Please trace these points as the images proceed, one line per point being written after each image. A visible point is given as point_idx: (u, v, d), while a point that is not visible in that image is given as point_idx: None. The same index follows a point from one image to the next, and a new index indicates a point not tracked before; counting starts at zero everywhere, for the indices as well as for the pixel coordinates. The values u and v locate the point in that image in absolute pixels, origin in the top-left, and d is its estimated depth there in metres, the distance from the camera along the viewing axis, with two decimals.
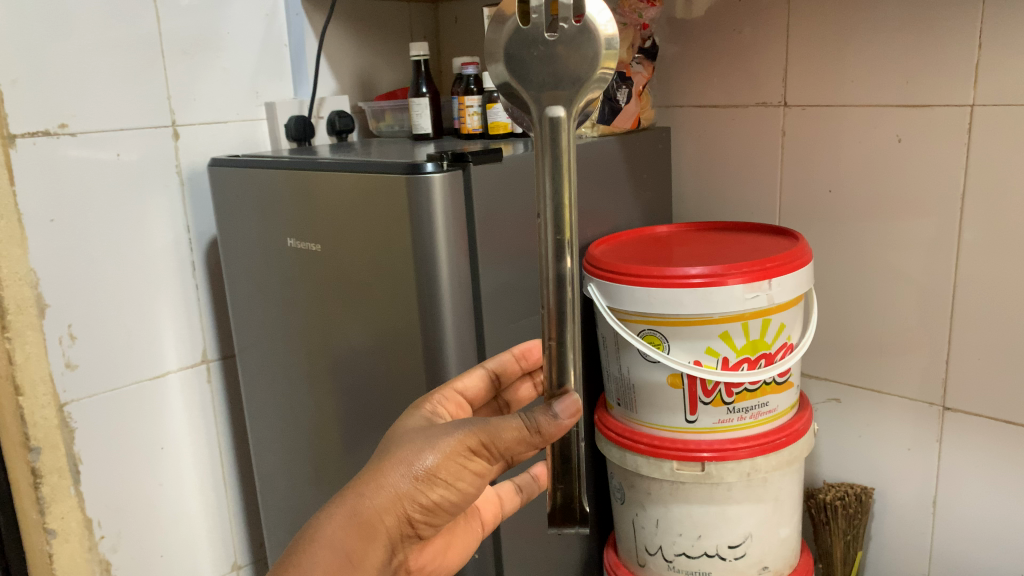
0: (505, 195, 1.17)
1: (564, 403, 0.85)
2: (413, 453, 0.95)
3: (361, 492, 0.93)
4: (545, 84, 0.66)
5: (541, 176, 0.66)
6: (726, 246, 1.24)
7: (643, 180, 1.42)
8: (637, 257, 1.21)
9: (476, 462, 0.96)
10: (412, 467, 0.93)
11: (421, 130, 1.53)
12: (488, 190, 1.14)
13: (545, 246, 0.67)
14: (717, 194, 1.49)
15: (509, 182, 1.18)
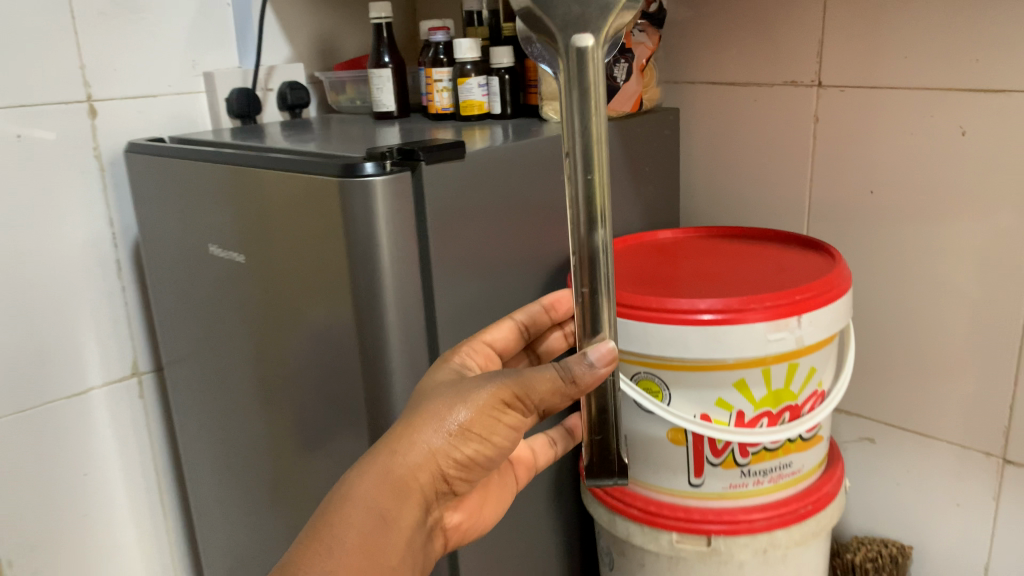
0: (468, 201, 0.94)
1: (597, 350, 0.67)
2: (438, 409, 0.69)
3: (389, 452, 0.67)
4: (570, 13, 0.57)
5: (567, 112, 0.60)
6: (743, 263, 1.01)
7: (646, 174, 1.18)
8: (632, 277, 0.98)
9: (512, 420, 0.70)
10: (441, 423, 0.68)
11: (384, 108, 1.29)
12: (446, 196, 0.91)
13: (575, 191, 0.62)
14: (733, 189, 1.26)
15: (473, 184, 0.95)
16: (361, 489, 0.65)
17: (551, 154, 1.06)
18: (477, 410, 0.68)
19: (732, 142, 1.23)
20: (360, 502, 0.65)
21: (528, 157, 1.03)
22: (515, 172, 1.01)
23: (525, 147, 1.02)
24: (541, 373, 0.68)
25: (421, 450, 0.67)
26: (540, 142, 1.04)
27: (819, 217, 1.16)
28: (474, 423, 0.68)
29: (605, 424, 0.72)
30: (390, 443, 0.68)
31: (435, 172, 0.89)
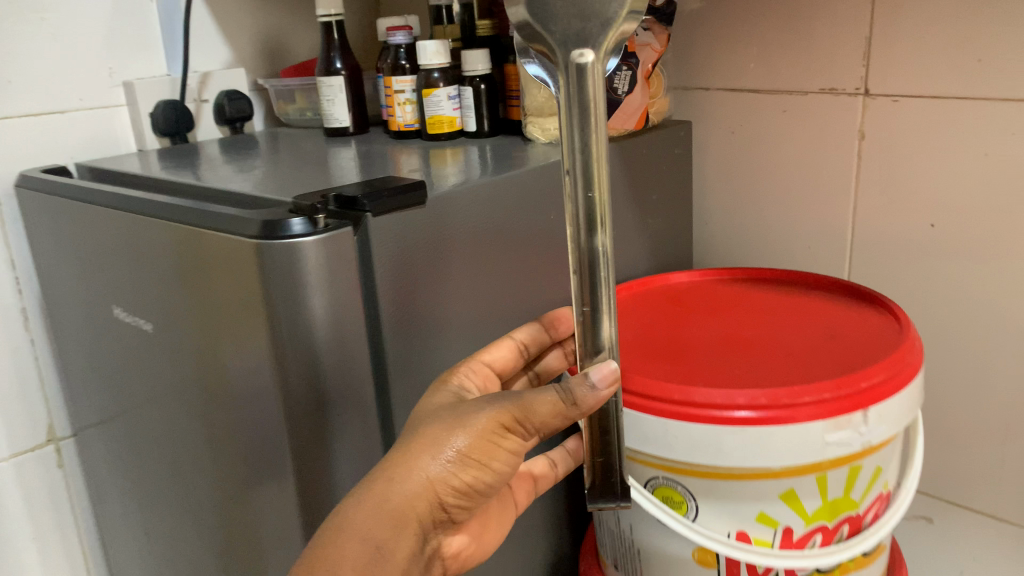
0: (431, 258, 0.73)
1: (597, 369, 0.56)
2: (437, 427, 0.59)
3: (382, 474, 0.57)
4: (572, 24, 0.46)
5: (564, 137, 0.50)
6: (781, 325, 0.80)
7: (654, 202, 0.97)
8: (643, 347, 0.77)
9: (514, 443, 0.59)
10: (437, 447, 0.57)
11: (336, 123, 1.07)
12: (401, 256, 0.70)
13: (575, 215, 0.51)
14: (755, 217, 1.05)
15: (438, 235, 0.73)
16: (349, 516, 0.55)
17: (539, 188, 0.85)
18: (478, 431, 0.58)
19: (754, 161, 1.03)
20: (349, 532, 0.55)
21: (510, 193, 0.81)
22: (493, 214, 0.79)
23: (506, 182, 0.80)
24: (542, 395, 0.57)
25: (416, 475, 0.56)
26: (524, 173, 0.83)
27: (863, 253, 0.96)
28: (476, 446, 0.58)
29: (608, 438, 0.60)
30: (382, 467, 0.57)
31: (386, 224, 0.68)
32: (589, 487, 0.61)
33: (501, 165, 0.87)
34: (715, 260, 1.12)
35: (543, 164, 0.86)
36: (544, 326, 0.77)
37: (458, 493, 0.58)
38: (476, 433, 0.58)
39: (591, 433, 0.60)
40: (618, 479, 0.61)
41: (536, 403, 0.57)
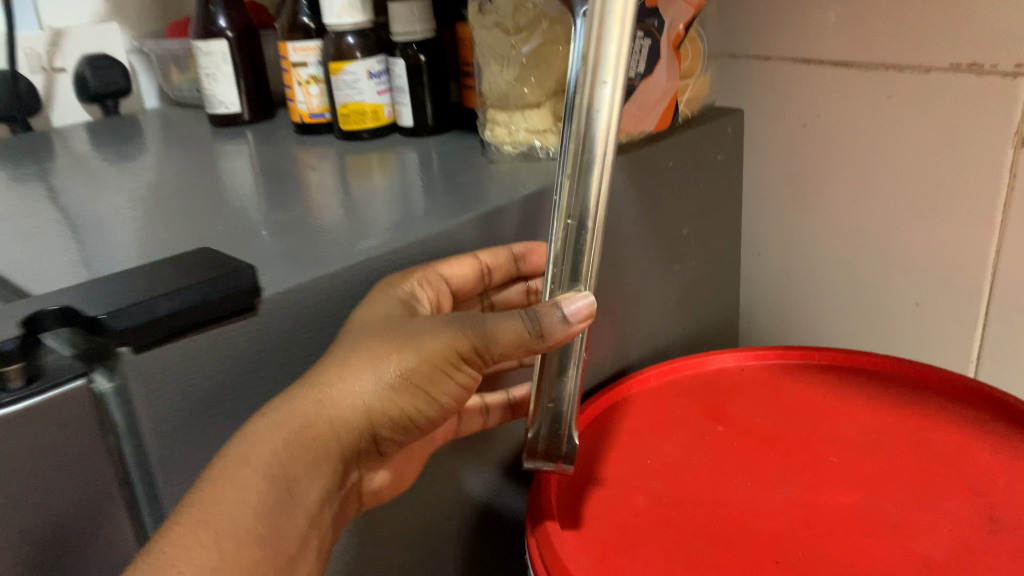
0: (275, 399, 0.41)
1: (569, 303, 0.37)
2: (381, 329, 0.40)
3: (303, 382, 0.39)
4: None
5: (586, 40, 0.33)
6: (895, 487, 0.47)
7: (684, 237, 0.64)
8: (660, 532, 0.45)
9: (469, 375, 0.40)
10: (377, 363, 0.39)
11: (226, 107, 0.75)
12: (205, 410, 0.38)
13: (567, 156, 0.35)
14: (831, 253, 0.71)
15: (284, 360, 0.41)
16: (248, 434, 0.36)
17: (489, 242, 0.52)
18: (428, 351, 0.39)
19: (835, 171, 0.68)
20: (245, 455, 0.36)
21: (435, 261, 0.48)
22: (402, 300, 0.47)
23: (427, 243, 0.47)
24: (512, 315, 0.38)
25: (344, 398, 0.38)
26: (462, 223, 0.49)
27: (1003, 340, 0.61)
28: (424, 369, 0.39)
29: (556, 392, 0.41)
30: (306, 373, 0.39)
31: (163, 370, 0.36)
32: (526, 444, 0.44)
33: (429, 199, 0.54)
34: (765, 303, 0.78)
35: (501, 199, 0.52)
36: (514, 252, 0.52)
37: (393, 421, 0.41)
38: (424, 355, 0.39)
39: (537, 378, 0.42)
40: (565, 436, 0.43)
41: (499, 329, 0.38)
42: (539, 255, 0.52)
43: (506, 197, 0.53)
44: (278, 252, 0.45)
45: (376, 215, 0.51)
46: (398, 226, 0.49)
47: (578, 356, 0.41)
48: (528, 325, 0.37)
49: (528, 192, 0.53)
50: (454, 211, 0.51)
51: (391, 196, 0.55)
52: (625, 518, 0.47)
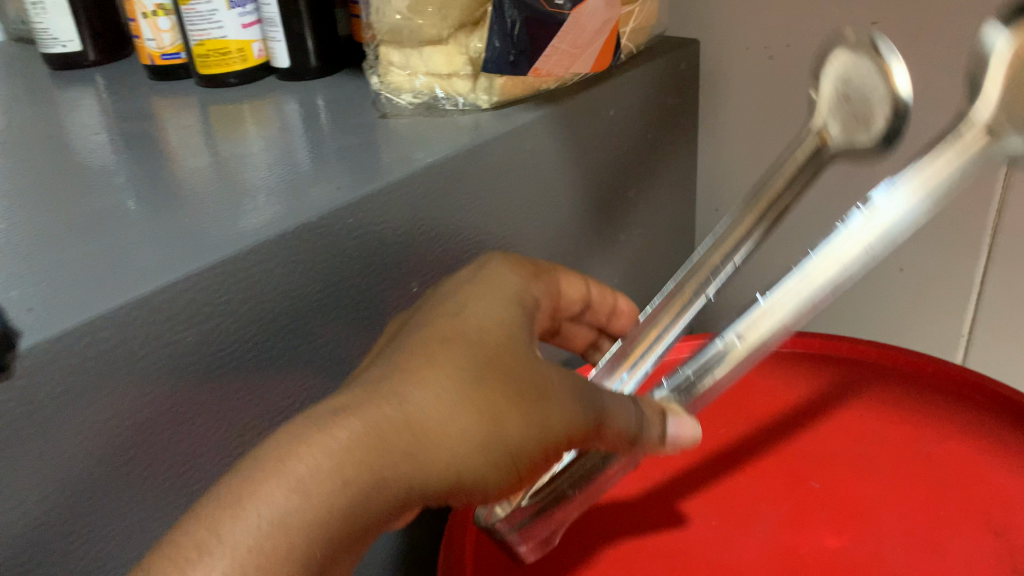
0: (86, 506, 0.29)
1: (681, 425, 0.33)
2: (504, 336, 0.29)
3: (389, 377, 0.27)
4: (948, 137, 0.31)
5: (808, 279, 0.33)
6: (893, 523, 0.38)
7: (630, 200, 0.54)
8: None
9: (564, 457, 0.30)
10: (494, 424, 0.27)
11: (63, 45, 0.61)
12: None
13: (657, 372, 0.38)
14: (795, 218, 0.61)
15: (116, 427, 0.28)
16: (339, 427, 0.25)
17: (410, 217, 0.39)
18: (554, 427, 0.28)
19: (796, 127, 0.58)
20: (328, 451, 0.25)
21: (326, 253, 0.35)
22: (287, 310, 0.34)
23: (314, 229, 0.34)
24: (629, 405, 0.32)
25: (435, 464, 0.26)
26: (373, 196, 0.36)
27: (999, 315, 0.54)
28: (538, 453, 0.28)
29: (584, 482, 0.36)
30: (364, 386, 0.27)
31: None
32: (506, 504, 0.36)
33: (330, 161, 0.40)
34: (721, 268, 0.69)
35: (421, 160, 0.39)
36: (619, 304, 0.44)
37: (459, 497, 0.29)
38: (541, 431, 0.28)
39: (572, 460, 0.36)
40: (552, 518, 0.36)
41: (615, 412, 0.31)
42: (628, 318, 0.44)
43: (422, 158, 0.40)
44: (134, 244, 0.32)
45: (254, 185, 0.38)
46: (293, 200, 0.35)
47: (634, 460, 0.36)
48: (639, 425, 0.32)
49: (451, 154, 0.40)
50: (361, 179, 0.37)
51: (270, 155, 0.42)
52: None
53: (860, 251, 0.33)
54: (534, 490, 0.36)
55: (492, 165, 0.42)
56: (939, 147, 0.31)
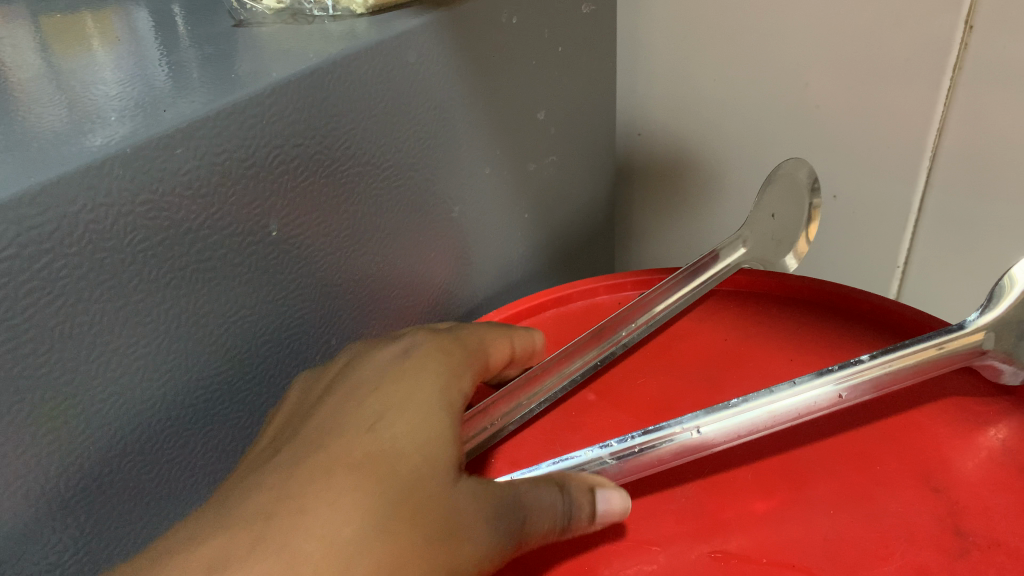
0: None
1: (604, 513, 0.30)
2: (419, 450, 0.29)
3: (292, 498, 0.27)
4: (955, 337, 0.36)
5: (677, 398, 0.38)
6: (826, 483, 0.34)
7: (540, 124, 0.48)
8: None
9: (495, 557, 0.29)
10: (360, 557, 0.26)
11: None
12: None
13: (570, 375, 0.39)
14: (722, 145, 0.56)
15: None
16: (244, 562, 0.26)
17: (264, 142, 0.32)
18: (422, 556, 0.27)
19: (720, 42, 0.52)
20: None
21: (145, 193, 0.28)
22: (99, 267, 0.27)
23: (131, 161, 0.27)
24: (555, 495, 0.29)
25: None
26: (215, 116, 0.29)
27: (939, 244, 0.50)
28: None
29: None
30: (240, 514, 0.27)
31: None
32: None
33: (187, 70, 0.33)
34: (642, 204, 0.64)
35: (276, 73, 0.32)
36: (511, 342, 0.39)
37: None
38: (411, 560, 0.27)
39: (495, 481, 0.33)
40: None
41: (538, 510, 0.29)
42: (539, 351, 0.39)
43: (279, 69, 0.33)
44: None
45: (89, 96, 0.31)
46: (146, 112, 0.29)
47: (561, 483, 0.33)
48: (565, 517, 0.29)
49: (315, 62, 0.33)
50: (217, 91, 0.31)
51: (109, 62, 0.35)
52: None
53: (785, 408, 0.34)
54: None
55: (370, 80, 0.36)
56: (913, 353, 0.35)
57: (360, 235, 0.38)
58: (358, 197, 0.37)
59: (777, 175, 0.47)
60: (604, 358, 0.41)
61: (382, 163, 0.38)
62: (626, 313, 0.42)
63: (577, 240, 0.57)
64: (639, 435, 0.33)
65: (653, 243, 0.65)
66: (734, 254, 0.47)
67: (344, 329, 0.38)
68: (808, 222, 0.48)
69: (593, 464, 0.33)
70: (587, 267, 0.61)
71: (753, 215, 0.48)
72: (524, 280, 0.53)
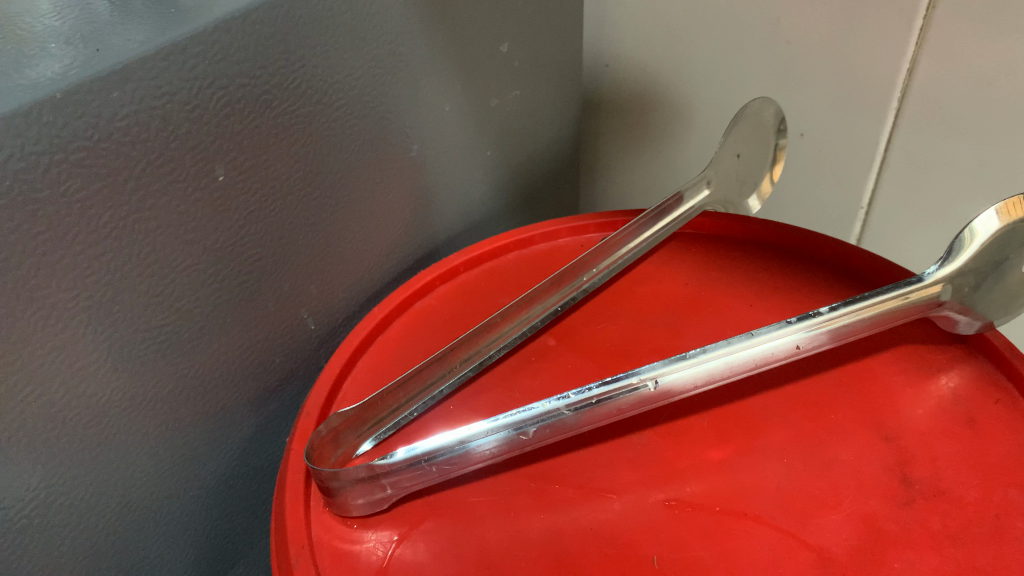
0: None
1: (478, 441, 0.31)
2: None
3: None
4: (914, 289, 0.36)
5: (639, 343, 0.38)
6: (781, 431, 0.34)
7: (503, 58, 0.46)
8: (456, 540, 0.31)
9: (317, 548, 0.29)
10: None
11: None
12: None
13: (530, 321, 0.39)
14: (691, 78, 0.55)
15: None
16: None
17: (208, 83, 0.30)
18: None
19: None
20: None
21: (78, 141, 0.26)
22: (32, 219, 0.26)
23: (61, 107, 0.25)
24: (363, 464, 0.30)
25: None
26: (154, 55, 0.28)
27: (905, 184, 0.50)
28: None
29: (450, 458, 0.32)
30: None
31: None
32: (350, 480, 0.31)
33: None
34: (608, 137, 0.62)
35: (218, 8, 0.30)
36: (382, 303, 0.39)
37: None
38: None
39: (454, 430, 0.32)
40: (387, 497, 0.32)
41: None
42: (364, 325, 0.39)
43: (223, 2, 0.30)
44: None
45: (18, 27, 0.29)
46: (81, 48, 0.27)
47: (519, 433, 0.32)
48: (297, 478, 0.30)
49: None
50: (157, 27, 0.29)
51: None
52: (416, 510, 0.32)
53: (741, 359, 0.34)
54: (387, 468, 0.31)
55: (321, 13, 0.34)
56: (873, 304, 0.35)
57: (314, 177, 0.36)
58: (310, 138, 0.35)
59: (745, 115, 0.46)
60: (564, 303, 0.40)
61: (335, 101, 0.36)
62: (587, 258, 0.41)
63: (542, 175, 0.56)
64: (597, 387, 0.33)
65: (620, 177, 0.64)
66: (698, 197, 0.46)
67: (297, 274, 0.37)
68: (773, 163, 0.48)
69: (551, 416, 0.32)
70: (552, 202, 0.60)
71: (717, 155, 0.47)
72: (486, 218, 0.52)
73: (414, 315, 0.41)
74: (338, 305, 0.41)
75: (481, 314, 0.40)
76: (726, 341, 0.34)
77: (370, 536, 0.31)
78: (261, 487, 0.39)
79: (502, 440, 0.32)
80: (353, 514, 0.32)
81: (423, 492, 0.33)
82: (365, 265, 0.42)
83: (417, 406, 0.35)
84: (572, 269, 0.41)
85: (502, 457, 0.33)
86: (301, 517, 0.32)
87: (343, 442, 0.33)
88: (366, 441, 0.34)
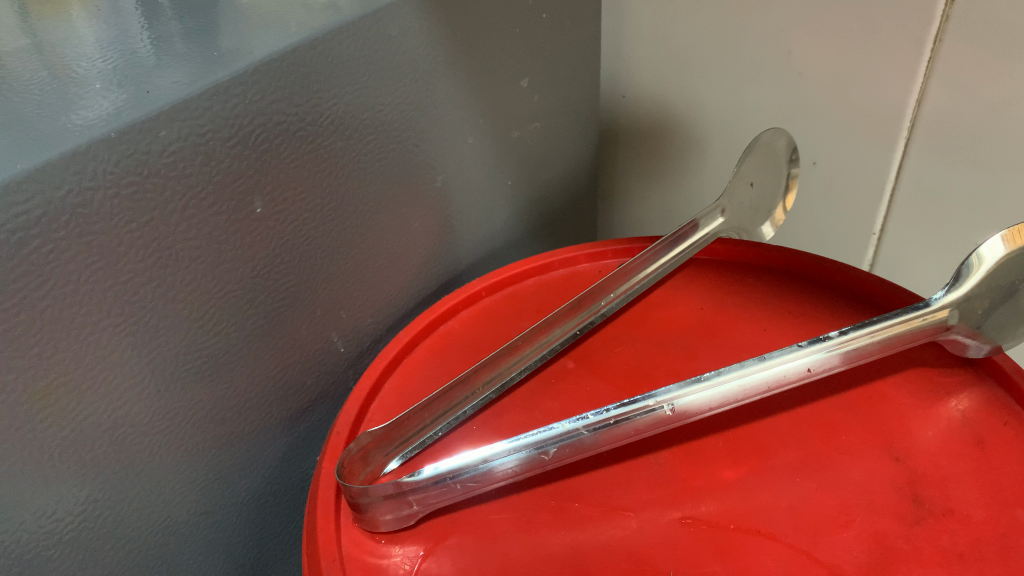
0: None
1: (500, 460, 0.33)
2: None
3: None
4: (924, 312, 0.37)
5: (656, 365, 0.40)
6: (793, 451, 0.35)
7: (523, 92, 0.48)
8: (479, 555, 0.32)
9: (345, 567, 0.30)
10: None
11: None
12: None
13: (550, 345, 0.41)
14: (707, 109, 0.56)
15: None
16: None
17: (247, 121, 0.32)
18: None
19: (707, 9, 0.52)
20: None
21: (130, 176, 0.28)
22: (86, 249, 0.28)
23: (116, 145, 0.27)
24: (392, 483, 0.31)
25: None
26: (199, 96, 0.30)
27: (916, 210, 0.51)
28: None
29: (473, 476, 0.33)
30: None
31: None
32: (380, 499, 0.32)
33: (171, 43, 0.33)
34: (626, 167, 0.64)
35: (258, 51, 0.32)
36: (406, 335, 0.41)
37: None
38: None
39: (477, 450, 0.33)
40: (413, 515, 0.33)
41: None
42: (392, 350, 0.41)
43: (261, 46, 0.32)
44: None
45: (72, 70, 0.31)
46: (130, 91, 0.29)
47: (540, 453, 0.33)
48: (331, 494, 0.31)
49: (297, 40, 0.33)
50: (200, 70, 0.31)
51: (85, 32, 0.34)
52: (441, 527, 0.33)
53: (754, 383, 0.35)
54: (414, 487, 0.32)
55: (353, 54, 0.36)
56: (883, 328, 0.36)
57: (343, 207, 0.38)
58: (342, 171, 0.37)
59: (757, 144, 0.48)
60: (583, 327, 0.42)
61: (365, 136, 0.38)
62: (605, 284, 0.43)
63: (561, 203, 0.58)
64: (614, 409, 0.34)
65: (637, 205, 0.66)
66: (712, 224, 0.48)
67: (328, 300, 0.39)
68: (785, 192, 0.50)
69: (571, 436, 0.33)
70: (571, 228, 0.61)
71: (731, 183, 0.48)
72: (507, 244, 0.53)
73: (436, 338, 0.42)
74: (367, 330, 0.42)
75: (504, 338, 0.42)
76: (739, 364, 0.35)
77: (397, 551, 0.33)
78: (291, 504, 0.41)
79: (523, 459, 0.33)
80: (381, 530, 0.33)
81: (447, 509, 0.34)
82: (392, 289, 0.43)
83: (442, 426, 0.37)
84: (591, 294, 0.42)
85: (522, 476, 0.34)
86: (332, 531, 0.33)
87: (371, 460, 0.35)
88: (393, 459, 0.35)
